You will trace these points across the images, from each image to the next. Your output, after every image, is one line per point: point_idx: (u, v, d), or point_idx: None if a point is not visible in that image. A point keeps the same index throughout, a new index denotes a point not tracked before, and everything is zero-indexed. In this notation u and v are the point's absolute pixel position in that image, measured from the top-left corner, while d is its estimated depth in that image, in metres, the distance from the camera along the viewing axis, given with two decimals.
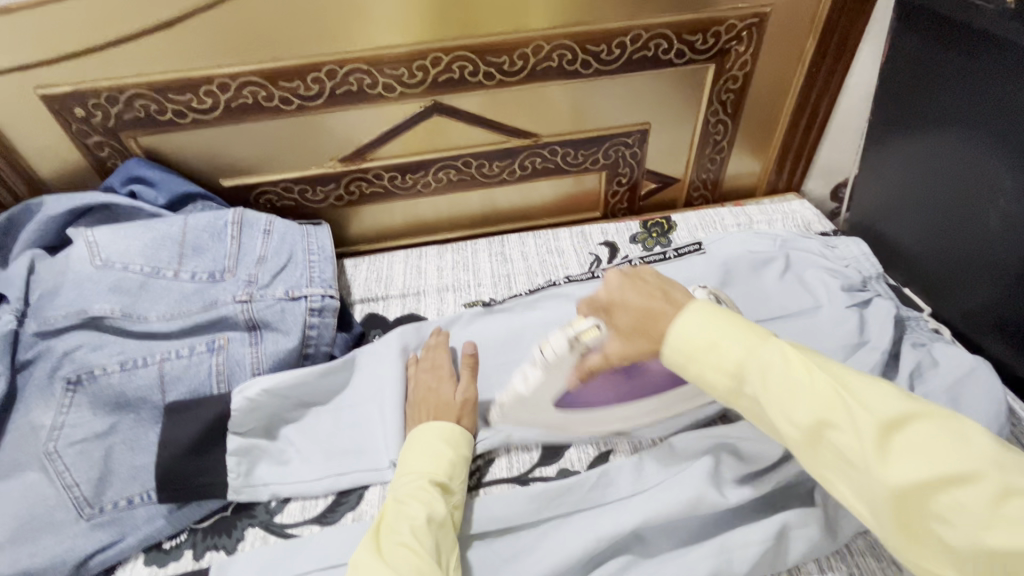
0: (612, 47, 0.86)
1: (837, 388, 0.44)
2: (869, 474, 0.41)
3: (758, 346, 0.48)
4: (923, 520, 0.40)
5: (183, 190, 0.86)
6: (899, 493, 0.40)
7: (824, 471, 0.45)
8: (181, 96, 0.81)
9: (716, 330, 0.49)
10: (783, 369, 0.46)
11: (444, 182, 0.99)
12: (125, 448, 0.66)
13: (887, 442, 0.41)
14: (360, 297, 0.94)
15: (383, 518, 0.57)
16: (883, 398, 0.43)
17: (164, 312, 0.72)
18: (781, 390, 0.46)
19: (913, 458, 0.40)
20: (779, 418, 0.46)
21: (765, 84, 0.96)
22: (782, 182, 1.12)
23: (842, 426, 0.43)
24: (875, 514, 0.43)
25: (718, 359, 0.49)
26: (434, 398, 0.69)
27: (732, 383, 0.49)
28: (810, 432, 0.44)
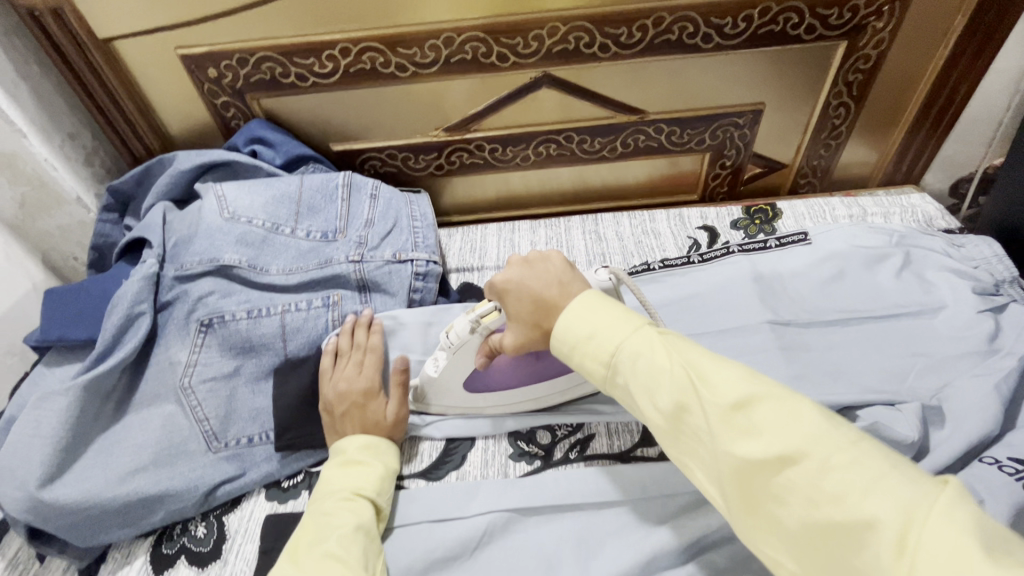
0: (737, 20, 0.81)
1: (693, 374, 0.42)
2: (719, 453, 0.39)
3: (625, 329, 0.47)
4: (763, 504, 0.38)
5: (297, 152, 0.89)
6: (741, 471, 0.38)
7: (683, 455, 0.43)
8: (305, 60, 0.83)
9: (597, 316, 0.49)
10: (641, 354, 0.45)
11: (544, 156, 0.98)
12: (247, 390, 0.70)
13: (729, 420, 0.39)
14: (456, 266, 0.95)
15: (305, 533, 0.56)
16: (731, 379, 0.40)
17: (283, 266, 0.76)
18: (644, 374, 0.44)
19: (750, 434, 0.38)
20: (644, 406, 0.44)
21: (898, 65, 0.89)
22: (900, 174, 1.04)
23: (694, 409, 0.41)
24: (727, 501, 0.40)
25: (591, 344, 0.48)
26: (358, 421, 0.66)
27: (604, 371, 0.47)
28: (671, 417, 0.43)
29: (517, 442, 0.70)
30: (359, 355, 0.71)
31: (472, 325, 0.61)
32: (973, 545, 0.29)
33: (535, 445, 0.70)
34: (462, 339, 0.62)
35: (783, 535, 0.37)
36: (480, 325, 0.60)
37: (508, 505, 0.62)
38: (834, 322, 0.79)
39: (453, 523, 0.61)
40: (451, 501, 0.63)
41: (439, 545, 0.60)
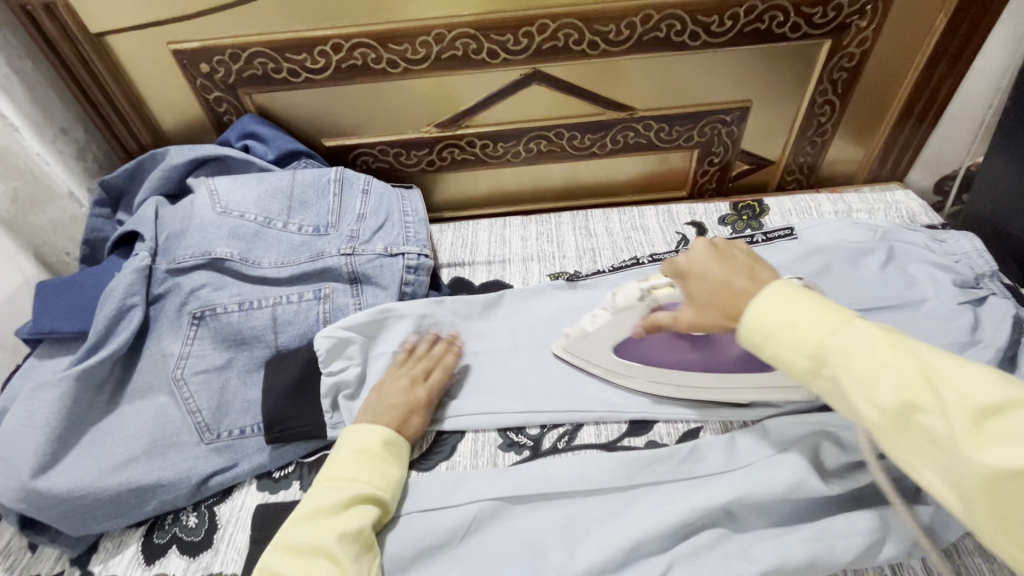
0: (723, 18, 0.83)
1: (940, 377, 0.40)
2: (960, 457, 0.38)
3: (833, 325, 0.45)
4: (1012, 511, 0.36)
5: (290, 147, 0.90)
6: (992, 481, 0.36)
7: (903, 455, 0.42)
8: (297, 56, 0.84)
9: (792, 310, 0.47)
10: (868, 351, 0.43)
11: (534, 153, 0.99)
12: (239, 382, 0.71)
13: (975, 425, 0.37)
14: (447, 261, 0.96)
15: (307, 515, 0.58)
16: (974, 379, 0.39)
17: (275, 259, 0.77)
18: (862, 370, 0.43)
19: (1010, 443, 0.36)
20: (864, 405, 0.43)
21: (882, 63, 0.90)
22: (886, 170, 1.06)
23: (933, 410, 0.40)
24: (977, 510, 0.38)
25: (793, 340, 0.47)
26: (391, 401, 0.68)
27: (806, 364, 0.46)
28: (898, 414, 0.41)
29: (506, 433, 0.71)
30: (410, 348, 0.74)
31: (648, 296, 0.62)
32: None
33: (524, 436, 0.71)
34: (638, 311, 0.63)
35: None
36: (650, 295, 0.62)
37: (496, 494, 0.63)
38: None
39: (442, 513, 0.62)
40: (440, 491, 0.64)
41: (427, 534, 0.60)
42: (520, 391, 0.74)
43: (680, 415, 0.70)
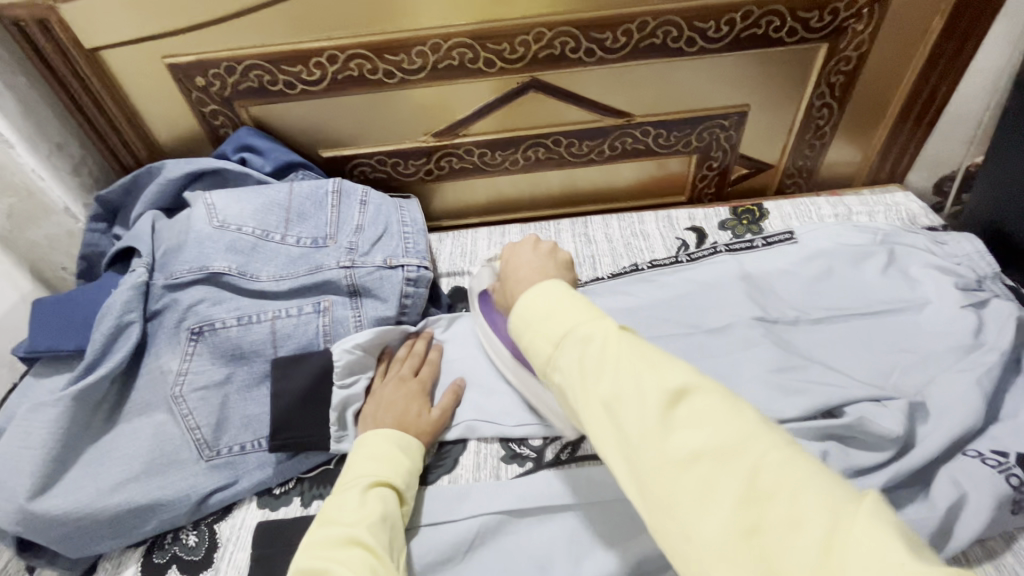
0: (720, 24, 0.83)
1: (660, 368, 0.42)
2: (664, 441, 0.39)
3: (579, 318, 0.48)
4: (686, 501, 0.37)
5: (287, 159, 0.89)
6: (675, 466, 0.38)
7: (603, 446, 0.42)
8: (293, 68, 0.84)
9: (557, 305, 0.49)
10: (604, 345, 0.44)
11: (532, 160, 0.99)
12: (239, 397, 0.70)
13: (666, 414, 0.40)
14: (447, 271, 0.96)
15: (327, 514, 0.57)
16: (678, 370, 0.41)
17: (273, 273, 0.76)
18: (593, 361, 0.44)
19: (693, 427, 0.38)
20: (590, 395, 0.43)
21: (880, 66, 0.90)
22: (884, 172, 1.05)
23: (631, 400, 0.41)
24: (676, 499, 0.37)
25: (546, 337, 0.48)
26: (402, 412, 0.68)
27: (551, 353, 0.48)
28: (608, 400, 0.42)
29: (508, 444, 0.71)
30: (415, 362, 0.75)
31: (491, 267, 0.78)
32: (897, 542, 0.30)
33: (527, 447, 0.70)
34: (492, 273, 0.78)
35: (753, 544, 0.34)
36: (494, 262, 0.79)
37: (500, 507, 0.62)
38: (823, 319, 0.79)
39: (446, 527, 0.61)
40: (445, 504, 0.63)
41: (432, 549, 0.60)
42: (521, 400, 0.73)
43: None
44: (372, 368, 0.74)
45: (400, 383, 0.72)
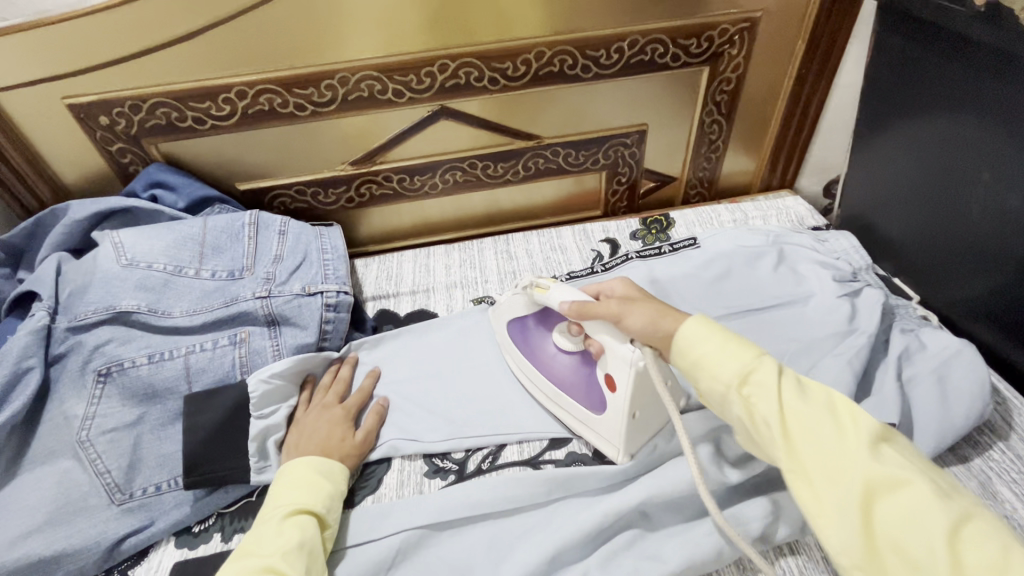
0: (610, 51, 0.90)
1: (842, 414, 0.47)
2: (839, 475, 0.45)
3: (739, 359, 0.52)
4: (862, 521, 0.43)
5: (201, 194, 0.90)
6: (835, 485, 0.44)
7: (793, 468, 0.47)
8: (201, 104, 0.85)
9: (717, 343, 0.54)
10: (782, 391, 0.49)
11: (451, 183, 1.03)
12: (153, 437, 0.69)
13: (844, 441, 0.46)
14: (372, 294, 0.97)
15: (244, 547, 0.56)
16: (815, 403, 0.48)
17: (187, 308, 0.76)
18: (789, 395, 0.49)
19: (881, 460, 0.44)
20: (780, 434, 0.48)
21: (757, 85, 1.00)
22: (776, 179, 1.16)
23: (820, 427, 0.47)
24: (835, 523, 0.44)
25: (715, 373, 0.53)
26: (326, 436, 0.69)
27: (729, 382, 0.51)
28: (788, 432, 0.48)
29: (432, 459, 0.73)
30: (338, 388, 0.76)
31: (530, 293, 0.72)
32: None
33: (449, 461, 0.72)
34: (533, 304, 0.75)
35: (906, 556, 0.41)
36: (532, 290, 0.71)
37: (419, 522, 0.63)
38: (720, 314, 0.86)
39: (368, 546, 0.62)
40: (366, 523, 0.64)
41: (351, 571, 0.60)
42: (444, 416, 0.76)
43: None
44: (295, 396, 0.75)
45: (323, 410, 0.73)
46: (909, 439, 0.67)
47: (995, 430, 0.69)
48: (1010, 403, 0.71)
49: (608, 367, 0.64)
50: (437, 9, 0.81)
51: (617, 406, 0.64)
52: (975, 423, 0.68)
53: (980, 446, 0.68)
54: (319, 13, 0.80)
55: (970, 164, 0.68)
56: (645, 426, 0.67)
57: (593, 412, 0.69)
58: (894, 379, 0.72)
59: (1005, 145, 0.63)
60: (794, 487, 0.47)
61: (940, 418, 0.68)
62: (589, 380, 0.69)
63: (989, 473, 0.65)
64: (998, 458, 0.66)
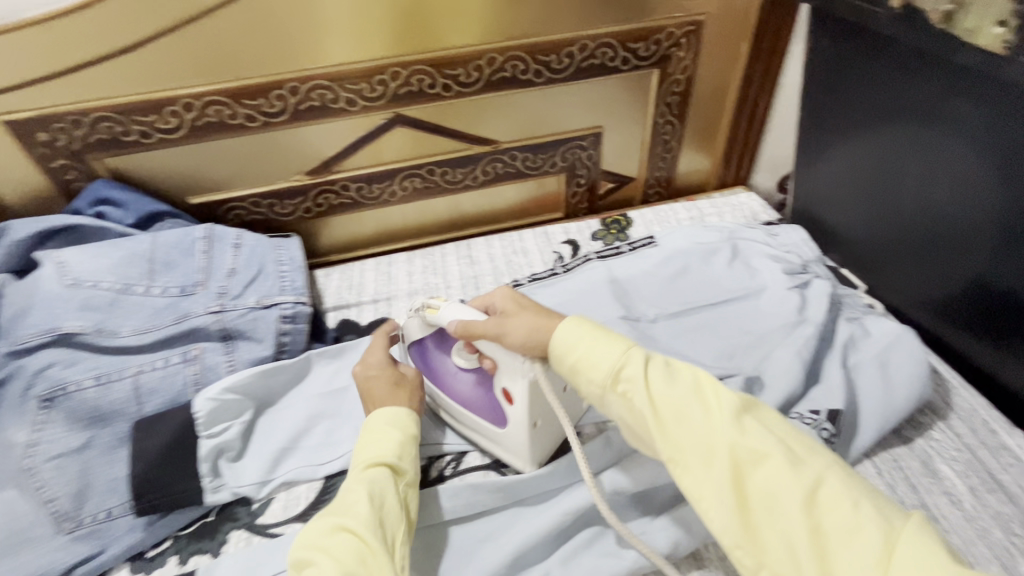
0: (561, 56, 0.91)
1: (706, 394, 0.51)
2: (711, 456, 0.48)
3: (613, 353, 0.54)
4: (739, 499, 0.46)
5: (150, 210, 0.88)
6: (710, 468, 0.47)
7: (672, 455, 0.50)
8: (146, 117, 0.83)
9: (595, 336, 0.56)
10: (650, 384, 0.52)
11: (411, 190, 1.03)
12: (102, 461, 0.67)
13: (719, 421, 0.48)
14: (333, 304, 0.96)
15: (324, 506, 0.56)
16: (684, 390, 0.51)
17: (136, 326, 0.74)
18: (662, 386, 0.51)
19: (749, 436, 0.47)
20: (655, 423, 0.51)
21: (707, 86, 1.03)
22: (730, 176, 1.19)
23: (693, 414, 0.50)
24: (709, 504, 0.47)
25: (594, 373, 0.54)
26: (386, 400, 0.69)
27: (604, 378, 0.54)
28: (662, 420, 0.50)
29: None
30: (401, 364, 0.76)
31: (422, 314, 0.70)
32: (872, 524, 0.42)
33: None
34: (427, 324, 0.72)
35: (771, 525, 0.44)
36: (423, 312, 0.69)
37: None
38: (677, 310, 0.88)
39: None
40: None
41: None
42: (406, 424, 0.76)
43: None
44: (248, 409, 0.74)
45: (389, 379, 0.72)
46: (856, 424, 0.69)
47: (936, 411, 0.72)
48: (949, 383, 0.74)
49: (504, 383, 0.65)
50: (386, 18, 0.81)
51: (518, 420, 0.65)
52: (916, 405, 0.71)
53: (922, 426, 0.71)
54: (267, 22, 0.79)
55: (904, 157, 0.71)
56: (547, 430, 0.68)
57: (497, 427, 0.68)
58: (841, 367, 0.74)
59: (935, 141, 0.65)
60: (676, 474, 0.50)
61: (885, 402, 0.70)
62: (485, 396, 0.68)
63: (931, 452, 0.68)
64: (939, 438, 0.69)
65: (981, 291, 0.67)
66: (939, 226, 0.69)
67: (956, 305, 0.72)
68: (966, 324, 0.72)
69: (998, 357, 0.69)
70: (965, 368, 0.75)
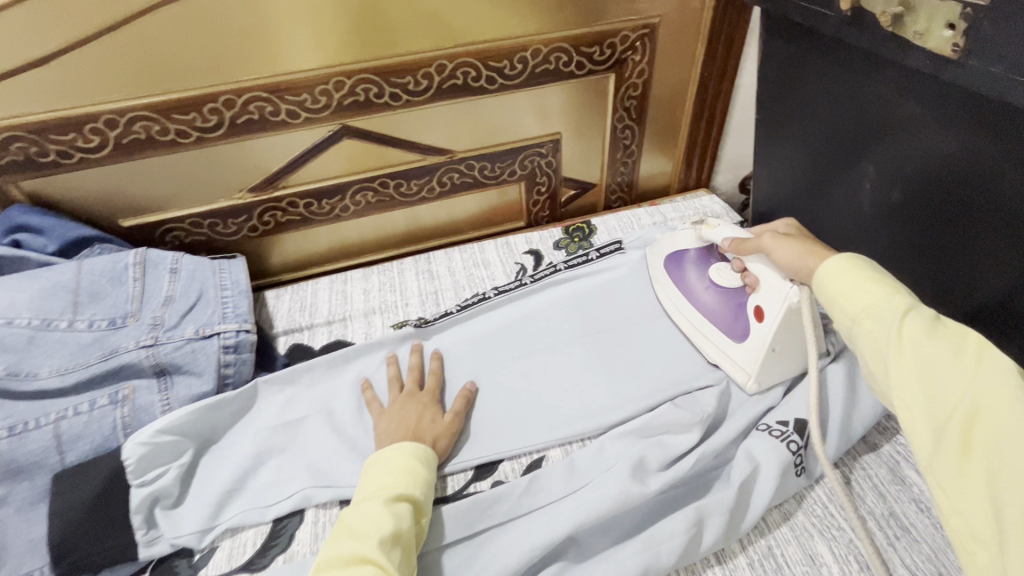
0: (514, 62, 0.88)
1: (967, 346, 0.44)
2: (940, 402, 0.42)
3: (880, 296, 0.49)
4: (967, 452, 0.41)
5: (76, 236, 0.81)
6: (938, 414, 0.42)
7: (895, 398, 0.45)
8: (64, 136, 0.76)
9: (855, 281, 0.51)
10: (904, 330, 0.46)
11: (363, 205, 0.98)
12: (20, 519, 0.61)
13: (958, 369, 0.43)
14: (284, 328, 0.91)
15: (348, 527, 0.56)
16: (922, 333, 0.45)
17: (57, 366, 0.68)
18: (911, 331, 0.46)
19: (997, 391, 0.41)
20: (895, 362, 0.46)
21: (664, 89, 1.01)
22: (692, 179, 1.17)
23: (924, 356, 0.44)
24: (920, 449, 0.43)
25: (867, 329, 0.49)
26: (418, 417, 0.71)
27: (860, 314, 0.50)
28: (900, 360, 0.45)
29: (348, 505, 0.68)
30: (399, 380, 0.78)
31: (697, 229, 0.81)
32: None
33: None
34: (700, 237, 0.81)
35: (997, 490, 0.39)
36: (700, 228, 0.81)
37: None
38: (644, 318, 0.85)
39: None
40: None
41: None
42: (362, 455, 0.71)
43: (533, 442, 0.73)
44: (186, 451, 0.69)
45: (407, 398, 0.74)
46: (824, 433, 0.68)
47: None
48: None
49: (761, 301, 0.69)
50: (324, 25, 0.77)
51: (760, 338, 0.70)
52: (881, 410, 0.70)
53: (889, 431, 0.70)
54: (195, 32, 0.74)
55: (861, 158, 0.69)
56: (780, 364, 0.71)
57: (733, 341, 0.74)
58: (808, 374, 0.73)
59: (890, 142, 0.64)
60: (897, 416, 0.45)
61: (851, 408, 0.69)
62: (737, 313, 0.74)
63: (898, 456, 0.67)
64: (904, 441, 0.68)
65: (938, 292, 0.67)
66: (896, 226, 0.68)
67: None
68: None
69: None
70: None
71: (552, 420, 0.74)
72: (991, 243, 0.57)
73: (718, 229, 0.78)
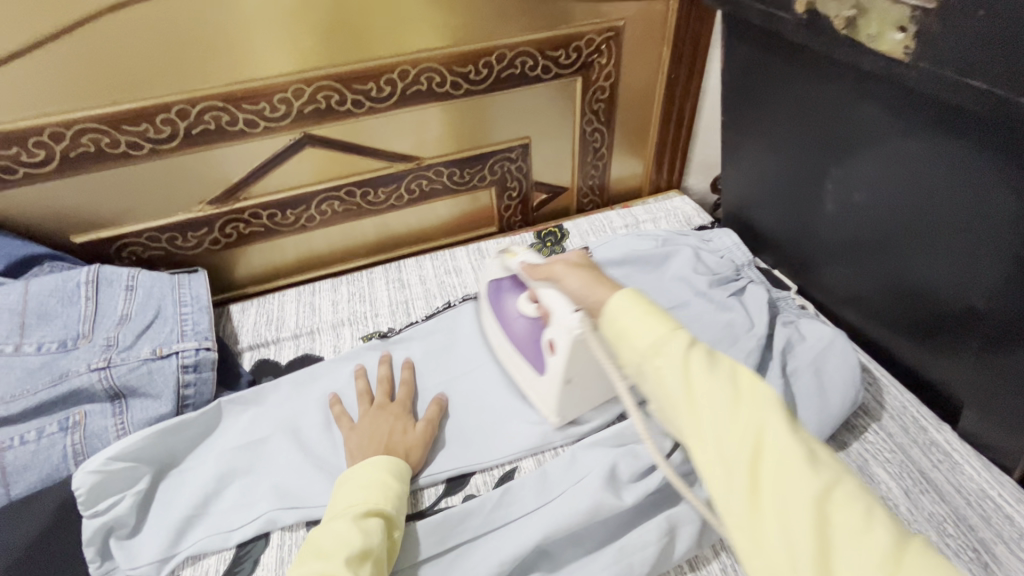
0: (478, 67, 0.87)
1: (743, 392, 0.42)
2: (727, 449, 0.40)
3: (661, 333, 0.45)
4: (764, 500, 0.38)
5: (25, 254, 0.77)
6: (751, 459, 0.39)
7: (691, 436, 0.42)
8: (8, 150, 0.73)
9: (641, 314, 0.47)
10: (690, 363, 0.43)
11: (329, 214, 0.96)
12: None
13: (737, 417, 0.40)
14: (249, 343, 0.88)
15: (315, 545, 0.54)
16: (705, 374, 0.42)
17: (3, 394, 0.65)
18: (673, 369, 0.43)
19: (777, 444, 0.39)
20: (680, 401, 0.43)
21: (632, 91, 1.01)
22: (664, 181, 1.17)
23: (705, 400, 0.41)
24: (721, 491, 0.40)
25: (656, 374, 0.44)
26: (390, 430, 0.69)
27: (641, 347, 0.46)
28: (688, 404, 0.42)
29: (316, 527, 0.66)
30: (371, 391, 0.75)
31: (502, 258, 0.77)
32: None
33: None
34: (505, 266, 0.77)
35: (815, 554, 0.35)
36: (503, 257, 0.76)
37: None
38: None
39: None
40: None
41: None
42: (331, 473, 0.69)
43: (505, 454, 0.71)
44: (142, 477, 0.66)
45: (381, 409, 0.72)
46: None
47: (870, 412, 0.72)
48: (880, 381, 0.74)
49: (552, 334, 0.66)
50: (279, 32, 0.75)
51: (554, 370, 0.67)
52: (851, 409, 0.70)
53: (858, 429, 0.70)
54: (145, 40, 0.72)
55: (824, 158, 0.69)
56: (578, 397, 0.71)
57: (536, 374, 0.72)
58: (779, 375, 0.73)
59: (848, 143, 0.65)
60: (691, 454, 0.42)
61: (821, 408, 0.69)
62: (535, 348, 0.71)
63: (868, 455, 0.68)
64: (873, 440, 0.69)
65: (902, 290, 0.67)
66: (861, 225, 0.69)
67: (881, 303, 0.72)
68: (890, 321, 0.72)
69: (920, 355, 0.69)
70: (893, 366, 0.75)
71: (522, 431, 0.73)
72: (948, 242, 0.58)
73: (519, 257, 0.73)
